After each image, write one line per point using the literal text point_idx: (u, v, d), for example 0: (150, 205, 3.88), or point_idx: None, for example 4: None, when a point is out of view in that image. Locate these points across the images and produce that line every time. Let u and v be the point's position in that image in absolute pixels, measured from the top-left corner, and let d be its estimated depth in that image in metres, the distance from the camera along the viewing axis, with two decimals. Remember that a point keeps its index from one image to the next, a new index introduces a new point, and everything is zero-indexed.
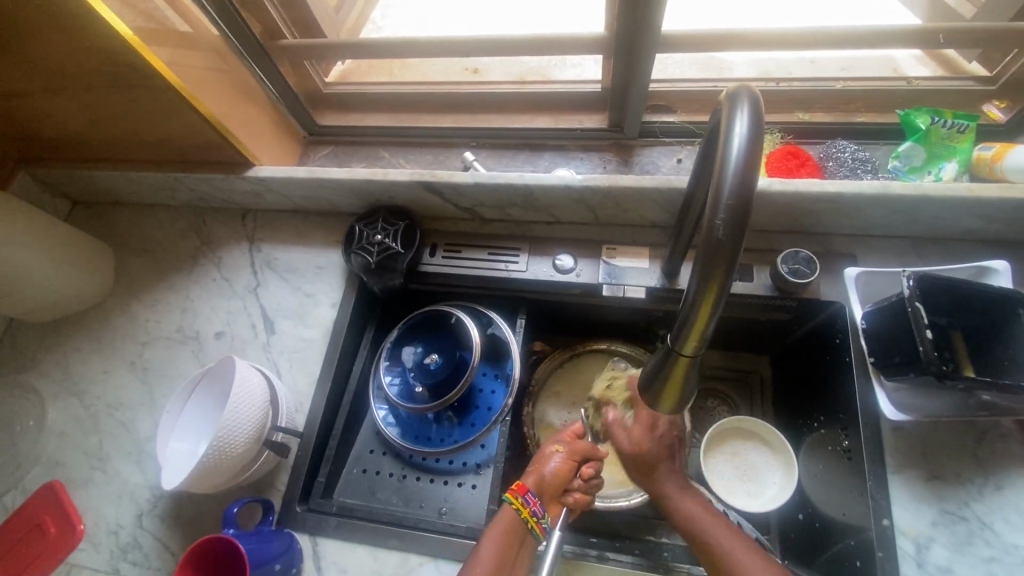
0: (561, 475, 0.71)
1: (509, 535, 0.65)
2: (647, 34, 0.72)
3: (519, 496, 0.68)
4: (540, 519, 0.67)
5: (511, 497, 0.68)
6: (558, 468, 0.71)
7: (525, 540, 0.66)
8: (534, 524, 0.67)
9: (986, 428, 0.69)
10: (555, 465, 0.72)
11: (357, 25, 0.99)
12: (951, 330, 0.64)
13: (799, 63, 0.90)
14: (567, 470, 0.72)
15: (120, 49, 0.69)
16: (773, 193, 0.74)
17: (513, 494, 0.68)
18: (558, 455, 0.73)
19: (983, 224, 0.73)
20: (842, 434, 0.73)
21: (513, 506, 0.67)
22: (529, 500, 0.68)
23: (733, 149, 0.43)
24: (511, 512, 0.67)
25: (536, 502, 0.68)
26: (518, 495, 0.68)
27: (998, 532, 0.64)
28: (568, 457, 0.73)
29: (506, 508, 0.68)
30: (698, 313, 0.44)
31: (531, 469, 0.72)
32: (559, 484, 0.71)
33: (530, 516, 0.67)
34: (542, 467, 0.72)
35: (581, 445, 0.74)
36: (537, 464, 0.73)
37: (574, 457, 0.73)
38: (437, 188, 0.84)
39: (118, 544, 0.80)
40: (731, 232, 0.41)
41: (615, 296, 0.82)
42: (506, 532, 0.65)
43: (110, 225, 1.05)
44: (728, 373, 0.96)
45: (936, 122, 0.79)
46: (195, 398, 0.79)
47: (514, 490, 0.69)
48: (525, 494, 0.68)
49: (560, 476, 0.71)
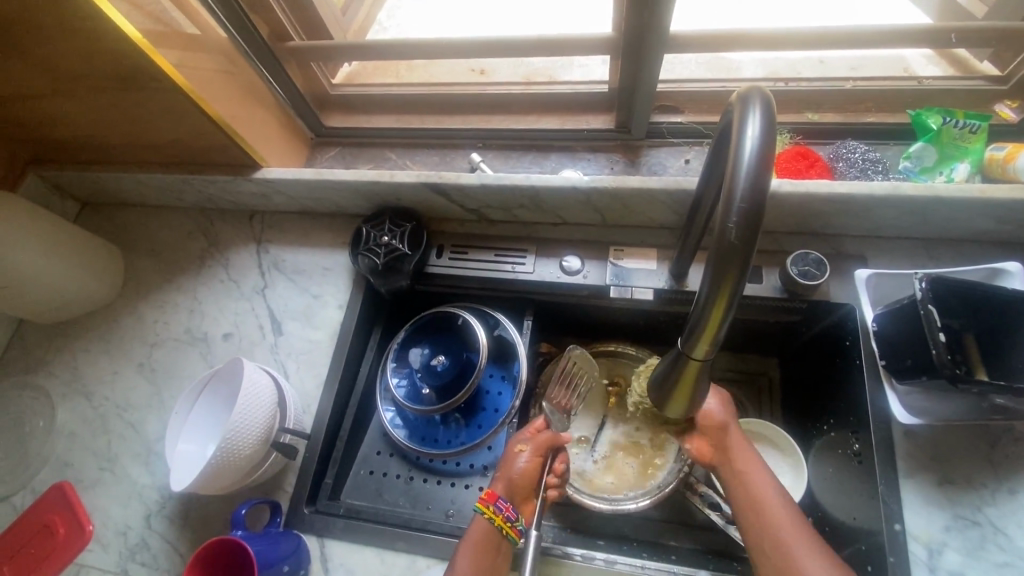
0: (529, 473, 0.70)
1: (485, 545, 0.66)
2: (655, 34, 0.71)
3: (489, 504, 0.67)
4: (514, 522, 0.66)
5: (482, 506, 0.68)
6: (525, 466, 0.71)
7: (503, 545, 0.66)
8: (509, 529, 0.66)
9: (998, 432, 0.68)
10: (522, 464, 0.71)
11: (364, 26, 0.99)
12: (964, 333, 0.63)
13: (808, 62, 0.89)
14: (535, 467, 0.71)
15: (129, 52, 0.69)
16: (782, 194, 0.73)
17: (484, 503, 0.68)
18: (523, 453, 0.72)
19: (996, 225, 0.73)
20: (852, 437, 0.72)
21: (485, 515, 0.67)
22: (500, 506, 0.67)
23: (746, 151, 0.42)
24: (484, 521, 0.67)
25: (508, 506, 0.67)
26: (488, 503, 0.68)
27: (1012, 537, 0.63)
28: (533, 453, 0.72)
29: (479, 517, 0.68)
30: (711, 316, 0.43)
31: (500, 473, 0.71)
32: (528, 482, 0.70)
33: (504, 522, 0.66)
34: (509, 468, 0.71)
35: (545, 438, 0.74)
36: (505, 464, 0.72)
37: (540, 453, 0.72)
38: (444, 189, 0.84)
39: (127, 545, 0.80)
40: (744, 235, 0.41)
41: (622, 298, 0.82)
42: (479, 542, 0.66)
43: (118, 227, 1.06)
44: (736, 375, 0.95)
45: (948, 122, 0.78)
46: (204, 399, 0.80)
47: (484, 498, 0.68)
48: (495, 501, 0.67)
49: (528, 474, 0.70)
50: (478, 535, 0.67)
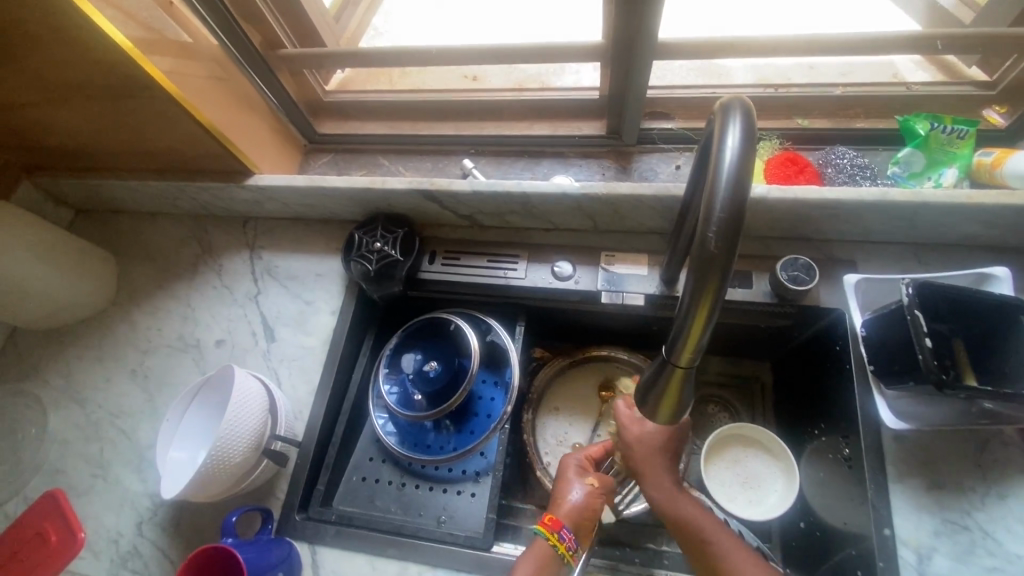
0: (590, 508, 0.72)
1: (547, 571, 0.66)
2: (643, 43, 0.72)
3: (554, 531, 0.69)
4: (574, 551, 0.69)
5: (546, 530, 0.69)
6: (586, 499, 0.73)
7: (560, 571, 0.68)
8: (570, 557, 0.68)
9: (987, 437, 0.68)
10: (584, 496, 0.73)
11: (358, 33, 1.00)
12: (953, 338, 0.64)
13: (798, 69, 0.90)
14: (595, 503, 0.73)
15: (120, 62, 0.69)
16: (771, 201, 0.73)
17: (547, 528, 0.69)
18: (584, 487, 0.74)
19: (984, 230, 0.73)
20: (843, 442, 0.72)
21: (548, 540, 0.68)
22: (564, 535, 0.69)
23: (725, 161, 0.43)
24: (546, 546, 0.68)
25: (571, 536, 0.69)
26: (552, 529, 0.69)
27: (1001, 542, 0.63)
28: (594, 489, 0.74)
29: (539, 542, 0.69)
30: (693, 324, 0.43)
31: (560, 505, 0.72)
32: (591, 517, 0.72)
33: (566, 551, 0.68)
34: (571, 499, 0.72)
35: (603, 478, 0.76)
36: (562, 495, 0.73)
37: (600, 490, 0.74)
38: (436, 196, 0.84)
39: (119, 552, 0.80)
40: (724, 245, 0.41)
41: (614, 304, 0.82)
42: (542, 563, 0.66)
43: (111, 233, 1.06)
44: (728, 378, 0.96)
45: (935, 128, 0.79)
46: (196, 405, 0.80)
47: (547, 523, 0.70)
48: (560, 529, 0.69)
49: (590, 509, 0.72)
50: (538, 558, 0.67)
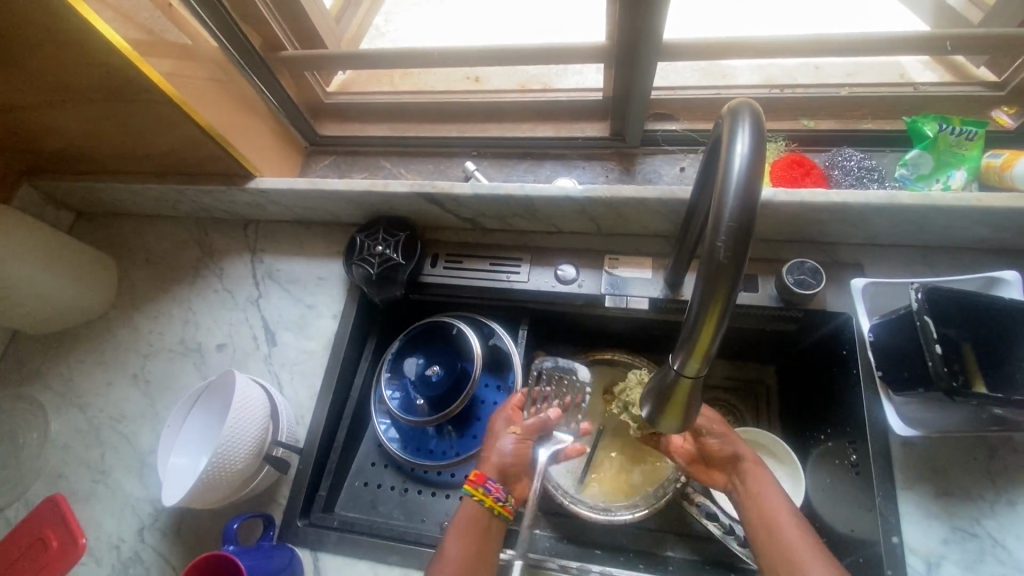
0: (518, 457, 0.73)
1: (477, 527, 0.67)
2: (647, 45, 0.71)
3: (479, 487, 0.69)
4: (503, 501, 0.69)
5: (470, 487, 0.69)
6: (514, 449, 0.73)
7: (494, 525, 0.69)
8: (499, 507, 0.69)
9: (997, 443, 0.67)
10: (512, 447, 0.73)
11: (359, 34, 0.99)
12: (961, 342, 0.62)
13: (804, 69, 0.89)
14: (523, 452, 0.73)
15: (118, 66, 0.69)
16: (777, 203, 0.72)
17: (472, 484, 0.70)
18: (512, 437, 0.74)
19: (994, 234, 0.72)
20: (849, 447, 0.71)
21: (474, 497, 0.69)
22: (489, 488, 0.69)
23: (735, 168, 0.42)
24: (473, 503, 0.69)
25: (497, 487, 0.70)
26: (477, 484, 0.69)
27: (1011, 550, 0.63)
28: (523, 437, 0.74)
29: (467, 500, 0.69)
30: (701, 334, 0.43)
31: (489, 457, 0.73)
32: (519, 462, 0.73)
33: (494, 502, 0.69)
34: (497, 451, 0.73)
35: (537, 422, 0.75)
36: (490, 446, 0.74)
37: (527, 437, 0.74)
38: (438, 198, 0.84)
39: (121, 559, 0.80)
40: (733, 254, 0.41)
41: (617, 307, 0.81)
42: (467, 524, 0.67)
43: (112, 235, 1.06)
44: (733, 381, 0.95)
45: (944, 129, 0.77)
46: (196, 411, 0.79)
47: (472, 480, 0.70)
48: (485, 483, 0.69)
49: (517, 458, 0.72)
50: (467, 516, 0.68)
